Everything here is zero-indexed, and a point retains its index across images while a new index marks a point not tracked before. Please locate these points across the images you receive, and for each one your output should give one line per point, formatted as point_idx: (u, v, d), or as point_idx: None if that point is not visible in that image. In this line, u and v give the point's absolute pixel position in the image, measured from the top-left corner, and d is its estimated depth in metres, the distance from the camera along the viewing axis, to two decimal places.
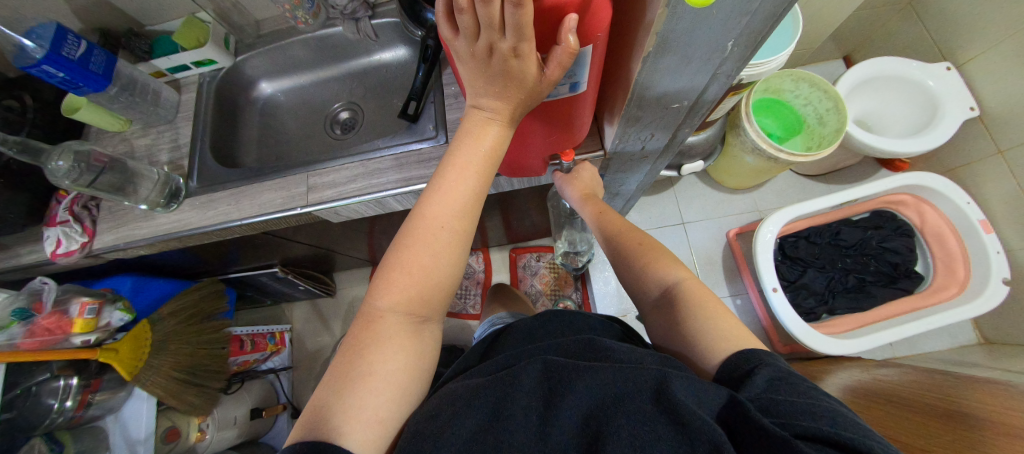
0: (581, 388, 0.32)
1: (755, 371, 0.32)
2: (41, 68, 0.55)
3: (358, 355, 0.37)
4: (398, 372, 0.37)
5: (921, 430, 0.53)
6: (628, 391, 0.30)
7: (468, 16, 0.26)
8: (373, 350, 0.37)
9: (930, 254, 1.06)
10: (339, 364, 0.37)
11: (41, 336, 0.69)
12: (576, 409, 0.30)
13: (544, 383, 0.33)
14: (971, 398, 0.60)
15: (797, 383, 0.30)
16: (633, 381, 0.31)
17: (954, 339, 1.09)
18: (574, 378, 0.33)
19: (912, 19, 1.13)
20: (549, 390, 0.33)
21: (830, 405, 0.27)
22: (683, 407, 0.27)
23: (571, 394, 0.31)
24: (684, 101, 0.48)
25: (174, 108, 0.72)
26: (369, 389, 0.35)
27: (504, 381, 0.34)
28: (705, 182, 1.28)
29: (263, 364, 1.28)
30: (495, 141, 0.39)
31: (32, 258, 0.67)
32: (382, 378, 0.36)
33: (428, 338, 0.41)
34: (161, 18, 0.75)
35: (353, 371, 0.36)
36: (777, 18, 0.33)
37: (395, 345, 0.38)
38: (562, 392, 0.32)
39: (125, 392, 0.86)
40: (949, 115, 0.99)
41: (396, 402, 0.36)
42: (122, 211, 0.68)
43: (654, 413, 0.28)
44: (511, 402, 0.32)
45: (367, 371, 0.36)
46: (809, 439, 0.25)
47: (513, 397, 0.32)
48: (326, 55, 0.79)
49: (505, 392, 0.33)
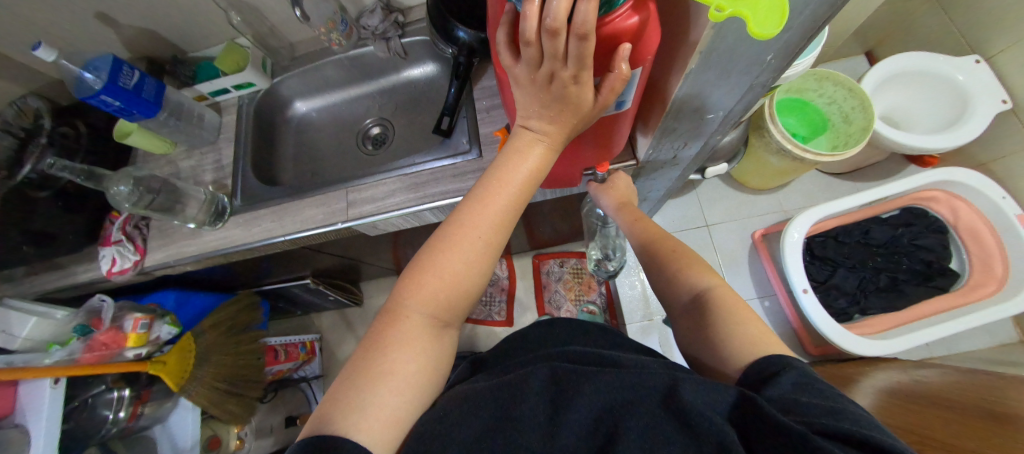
0: (588, 389, 0.32)
1: (778, 372, 0.33)
2: (99, 98, 0.58)
3: (383, 351, 0.38)
4: (417, 372, 0.39)
5: (973, 430, 0.52)
6: (636, 396, 0.31)
7: (534, 48, 0.27)
8: (397, 347, 0.38)
9: (965, 251, 1.03)
10: (359, 359, 0.38)
11: (99, 350, 0.73)
12: (586, 411, 0.31)
13: (551, 387, 0.34)
14: (1020, 398, 0.58)
15: (822, 388, 0.31)
16: (643, 386, 0.31)
17: (993, 337, 1.06)
18: (581, 382, 0.33)
19: (938, 11, 1.11)
20: (557, 395, 0.34)
21: (854, 409, 0.28)
22: (692, 410, 0.28)
23: (581, 397, 0.32)
24: (719, 112, 0.48)
25: (216, 130, 0.76)
26: (389, 386, 0.36)
27: (512, 385, 0.35)
28: (727, 183, 1.27)
29: (297, 373, 1.31)
30: (539, 162, 0.40)
31: (88, 276, 0.71)
32: (403, 377, 0.37)
33: (446, 341, 0.43)
34: (202, 45, 0.79)
35: (376, 369, 0.37)
36: (818, 31, 0.34)
37: (417, 345, 0.39)
38: (570, 394, 0.33)
39: (170, 403, 0.89)
40: (979, 108, 0.97)
41: (414, 401, 0.38)
42: (170, 230, 0.71)
43: (661, 417, 0.29)
44: (519, 404, 0.33)
45: (390, 368, 0.37)
46: (829, 436, 0.25)
47: (523, 398, 0.33)
48: (357, 74, 0.81)
49: (513, 394, 0.34)
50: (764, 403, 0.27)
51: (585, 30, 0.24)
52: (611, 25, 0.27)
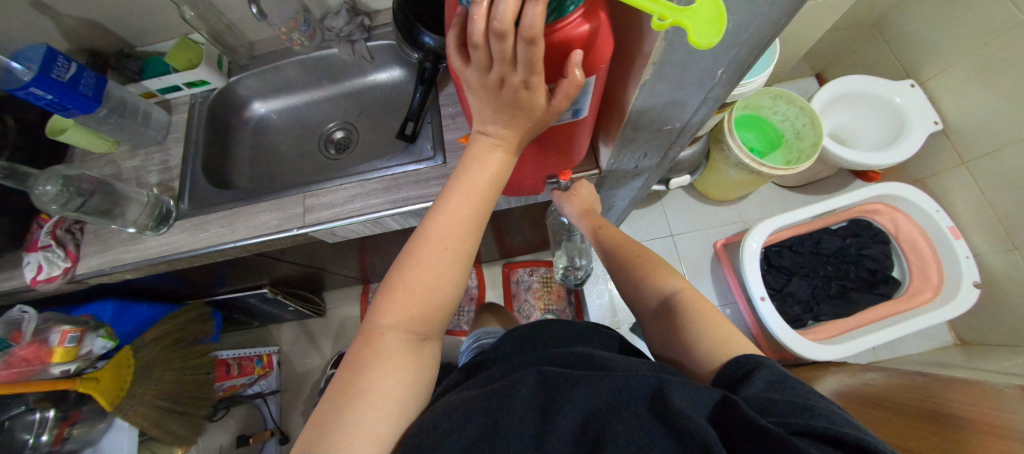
0: (577, 393, 0.31)
1: (752, 375, 0.33)
2: (28, 90, 0.54)
3: (359, 372, 0.36)
4: (397, 387, 0.36)
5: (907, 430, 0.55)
6: (623, 400, 0.30)
7: (482, 51, 0.27)
8: (373, 366, 0.37)
9: (905, 259, 1.10)
10: (338, 383, 0.37)
11: (18, 367, 0.65)
12: (574, 416, 0.30)
13: (539, 394, 0.33)
14: (955, 399, 0.62)
15: (795, 385, 0.31)
16: (631, 385, 0.31)
17: (931, 341, 1.13)
18: (569, 386, 0.32)
19: (877, 39, 1.21)
20: (546, 401, 0.32)
21: (828, 406, 0.28)
22: (678, 414, 0.27)
23: (568, 404, 0.31)
24: (676, 123, 0.50)
25: (164, 129, 0.71)
26: (366, 405, 0.34)
27: (500, 392, 0.34)
28: (692, 195, 1.32)
29: (250, 388, 1.24)
30: (499, 168, 0.40)
31: (9, 285, 0.64)
32: (382, 395, 0.35)
33: (429, 355, 0.41)
34: (151, 39, 0.75)
35: (353, 390, 0.35)
36: (762, 49, 0.35)
37: (395, 362, 0.37)
38: (559, 399, 0.32)
39: (104, 423, 0.82)
40: (916, 129, 1.06)
41: (395, 417, 0.36)
42: (108, 235, 0.66)
43: (649, 420, 0.28)
44: (506, 412, 0.32)
45: (366, 388, 0.35)
46: (807, 436, 0.25)
47: (510, 405, 0.32)
48: (321, 76, 0.79)
49: (500, 403, 0.33)
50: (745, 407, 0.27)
51: (533, 35, 0.24)
52: (561, 32, 0.27)
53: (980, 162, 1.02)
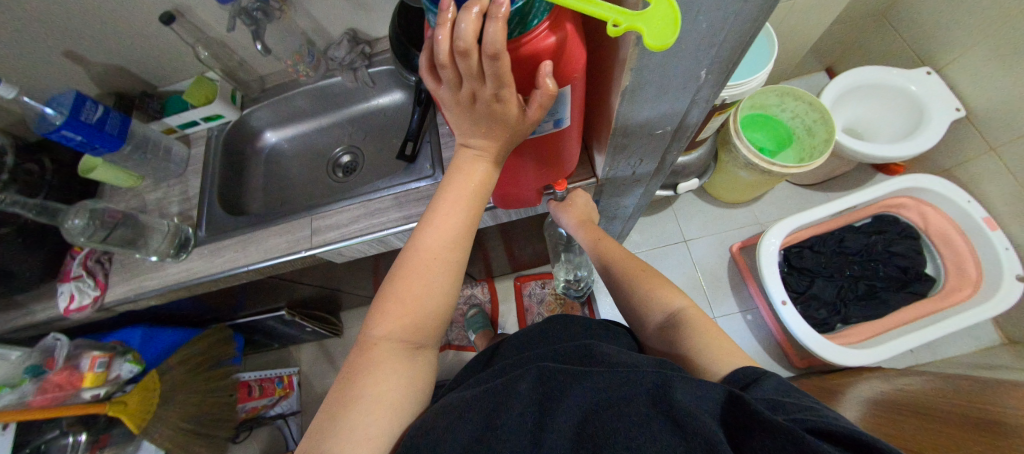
0: (577, 391, 0.32)
1: (760, 380, 0.33)
2: (60, 133, 0.59)
3: (354, 381, 0.37)
4: (391, 395, 0.37)
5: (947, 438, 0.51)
6: (626, 395, 0.30)
7: (450, 69, 0.28)
8: (367, 375, 0.37)
9: (939, 256, 1.04)
10: (334, 392, 0.37)
11: (52, 392, 0.71)
12: (573, 412, 0.30)
13: (538, 388, 0.33)
14: (1002, 404, 0.57)
15: (804, 396, 0.30)
16: (632, 384, 0.31)
17: (977, 342, 1.05)
18: (569, 384, 0.33)
19: (887, 29, 1.17)
20: (544, 396, 0.32)
21: (835, 415, 0.28)
22: (681, 407, 0.27)
23: (568, 398, 0.31)
24: (668, 127, 0.49)
25: (184, 162, 0.76)
26: (360, 412, 0.35)
27: (499, 392, 0.34)
28: (703, 198, 1.29)
29: (271, 409, 1.27)
30: (484, 177, 0.41)
31: (45, 314, 0.68)
32: (375, 402, 0.36)
33: (423, 364, 0.42)
34: (172, 80, 0.81)
35: (348, 398, 0.36)
36: (744, 46, 0.35)
37: (389, 370, 0.38)
38: (557, 395, 0.32)
39: (132, 446, 0.85)
40: (936, 117, 1.01)
41: (389, 425, 0.36)
42: (133, 264, 0.69)
43: (653, 415, 0.28)
44: (505, 409, 0.32)
45: (361, 395, 0.36)
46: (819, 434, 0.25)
47: (509, 404, 0.32)
48: (327, 104, 0.83)
49: (500, 401, 0.33)
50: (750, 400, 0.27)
51: (496, 50, 0.25)
52: (529, 45, 0.28)
53: (1011, 147, 0.96)
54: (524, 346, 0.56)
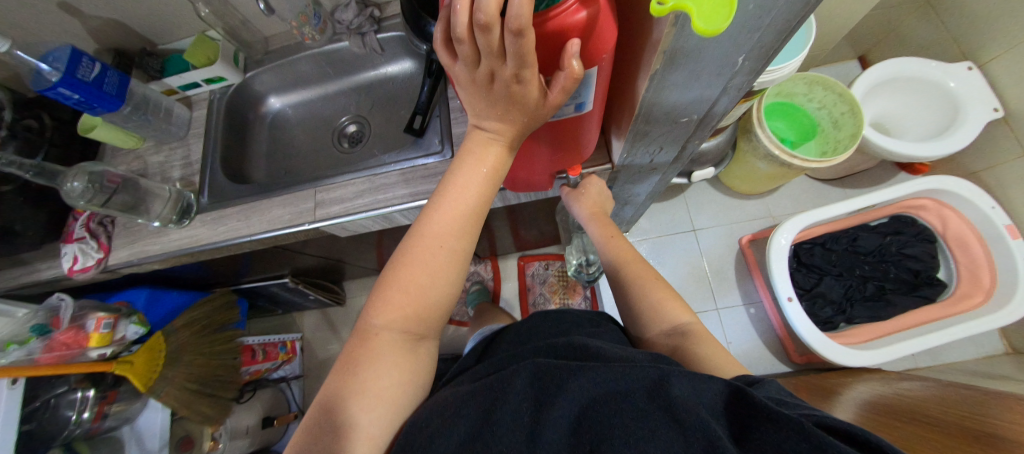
0: (575, 387, 0.30)
1: (763, 382, 0.33)
2: (56, 91, 0.56)
3: (353, 372, 0.37)
4: (391, 387, 0.37)
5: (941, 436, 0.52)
6: (624, 389, 0.29)
7: (468, 45, 0.25)
8: (367, 366, 0.37)
9: (953, 260, 1.02)
10: (334, 382, 0.37)
11: (59, 350, 0.71)
12: (569, 410, 0.29)
13: (534, 385, 0.32)
14: (998, 414, 0.56)
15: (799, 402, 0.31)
16: (627, 379, 0.30)
17: (979, 349, 1.04)
18: (566, 377, 0.32)
19: (929, 17, 1.09)
20: (541, 392, 0.32)
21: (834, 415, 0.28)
22: (679, 404, 0.27)
23: (564, 394, 0.30)
24: (693, 115, 0.46)
25: (185, 125, 0.74)
26: (361, 405, 0.35)
27: (494, 387, 0.33)
28: (716, 188, 1.26)
29: (275, 372, 1.29)
30: (496, 163, 0.38)
31: (51, 273, 0.69)
32: (375, 395, 0.36)
33: (423, 355, 0.41)
34: (173, 37, 0.77)
35: (348, 390, 0.36)
36: (790, 31, 0.32)
37: (389, 362, 0.37)
38: (552, 391, 0.31)
39: (139, 403, 0.88)
40: (971, 117, 0.96)
41: (389, 415, 0.36)
42: (135, 228, 0.69)
43: (648, 410, 0.27)
44: (500, 406, 0.31)
45: (361, 388, 0.36)
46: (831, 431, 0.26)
47: (504, 400, 0.32)
48: (333, 70, 0.79)
49: (495, 397, 0.32)
50: (757, 396, 0.27)
51: (520, 26, 0.22)
52: (556, 20, 0.25)
53: None
54: (523, 334, 0.56)
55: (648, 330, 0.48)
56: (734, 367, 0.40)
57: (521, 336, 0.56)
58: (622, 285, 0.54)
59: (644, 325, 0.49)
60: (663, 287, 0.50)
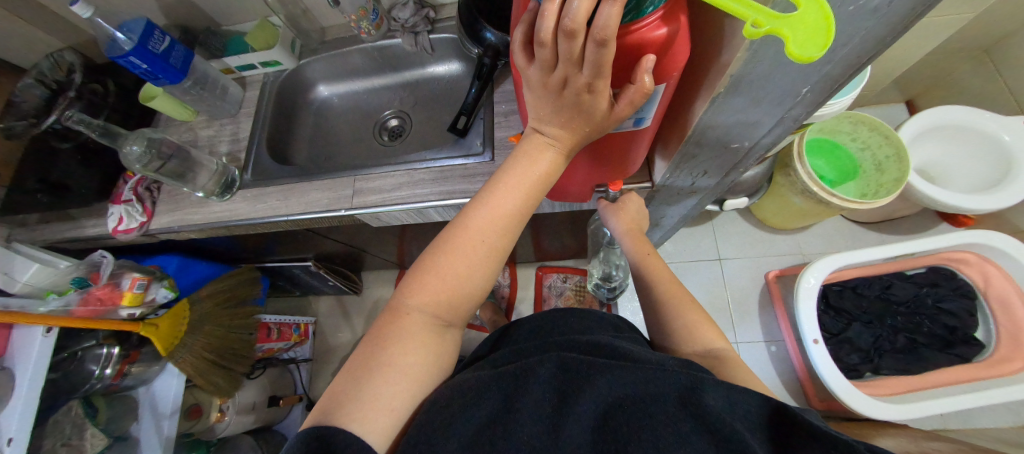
0: (600, 384, 0.30)
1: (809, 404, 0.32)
2: (127, 59, 0.59)
3: (381, 347, 0.37)
4: (415, 367, 0.37)
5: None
6: (653, 393, 0.29)
7: (548, 50, 0.26)
8: (395, 343, 0.37)
9: (993, 320, 0.97)
10: (360, 354, 0.37)
11: (93, 305, 0.74)
12: (593, 404, 0.29)
13: (559, 377, 0.33)
14: None
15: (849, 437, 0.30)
16: (655, 384, 0.30)
17: (1015, 418, 0.98)
18: (593, 374, 0.32)
19: (985, 67, 1.06)
20: (565, 385, 0.32)
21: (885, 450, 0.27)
22: (712, 414, 0.27)
23: (590, 390, 0.30)
24: (744, 142, 0.46)
25: (238, 104, 0.77)
26: (386, 379, 0.35)
27: (517, 375, 0.33)
28: (745, 218, 1.23)
29: (286, 353, 1.31)
30: (549, 168, 0.39)
31: (95, 231, 0.71)
32: (400, 371, 0.36)
33: (448, 341, 0.41)
34: (236, 20, 0.81)
35: (374, 363, 0.36)
36: (860, 66, 0.31)
37: (416, 342, 0.38)
38: (579, 386, 0.31)
39: (158, 366, 0.89)
40: (1022, 176, 0.91)
41: (411, 397, 0.36)
42: (180, 196, 0.71)
43: (679, 416, 0.27)
44: (523, 394, 0.31)
45: (388, 362, 0.36)
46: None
47: (526, 389, 0.32)
48: (383, 64, 0.82)
49: (518, 384, 0.33)
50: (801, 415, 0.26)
51: (605, 36, 0.23)
52: (636, 35, 0.26)
53: None
54: (540, 333, 0.56)
55: (684, 348, 0.47)
56: None
57: (534, 331, 0.57)
58: (653, 305, 0.53)
59: (676, 345, 0.48)
60: (699, 309, 0.50)
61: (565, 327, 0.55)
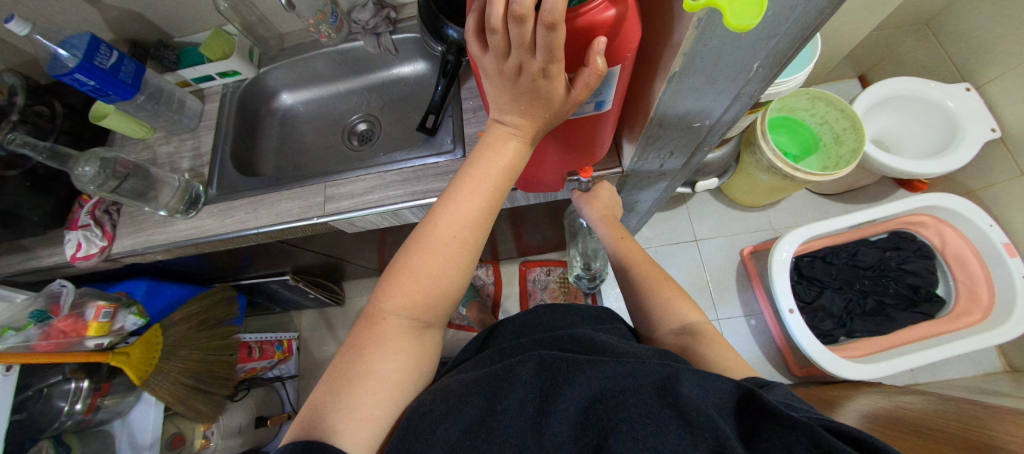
0: (582, 379, 0.31)
1: (773, 384, 0.33)
2: (73, 76, 0.56)
3: (360, 354, 0.37)
4: (396, 372, 0.37)
5: (938, 434, 0.52)
6: (631, 384, 0.29)
7: (500, 36, 0.26)
8: (373, 350, 0.37)
9: (951, 277, 1.03)
10: (338, 365, 0.37)
11: (56, 338, 0.70)
12: (575, 401, 0.30)
13: (542, 375, 0.33)
14: (993, 422, 0.54)
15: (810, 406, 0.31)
16: (638, 375, 0.30)
17: (978, 366, 1.05)
18: (573, 370, 0.32)
19: (928, 39, 1.13)
20: (546, 383, 0.32)
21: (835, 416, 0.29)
22: (687, 403, 0.26)
23: (570, 386, 0.31)
24: (705, 121, 0.47)
25: (197, 117, 0.74)
26: (365, 387, 0.34)
27: (501, 375, 0.33)
28: (718, 199, 1.27)
29: (270, 372, 1.28)
30: (513, 158, 0.39)
31: (52, 260, 0.68)
32: (380, 378, 0.36)
33: (429, 343, 0.41)
34: (189, 30, 0.78)
35: (353, 372, 0.35)
36: (804, 41, 0.32)
37: (395, 346, 0.37)
38: (561, 382, 0.32)
39: (134, 397, 0.86)
40: (968, 137, 0.98)
41: (391, 404, 0.36)
42: (142, 217, 0.68)
43: (656, 407, 0.27)
44: (506, 395, 0.31)
45: (366, 370, 0.36)
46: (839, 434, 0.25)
47: (510, 389, 0.32)
48: (347, 68, 0.81)
49: (501, 384, 0.33)
50: (767, 397, 0.27)
51: (554, 20, 0.23)
52: (586, 17, 0.26)
53: None
54: (526, 330, 0.57)
55: (657, 322, 0.49)
56: (744, 370, 0.40)
57: (521, 329, 0.57)
58: (632, 287, 0.54)
59: (653, 320, 0.50)
60: (670, 284, 0.51)
61: (548, 323, 0.56)
